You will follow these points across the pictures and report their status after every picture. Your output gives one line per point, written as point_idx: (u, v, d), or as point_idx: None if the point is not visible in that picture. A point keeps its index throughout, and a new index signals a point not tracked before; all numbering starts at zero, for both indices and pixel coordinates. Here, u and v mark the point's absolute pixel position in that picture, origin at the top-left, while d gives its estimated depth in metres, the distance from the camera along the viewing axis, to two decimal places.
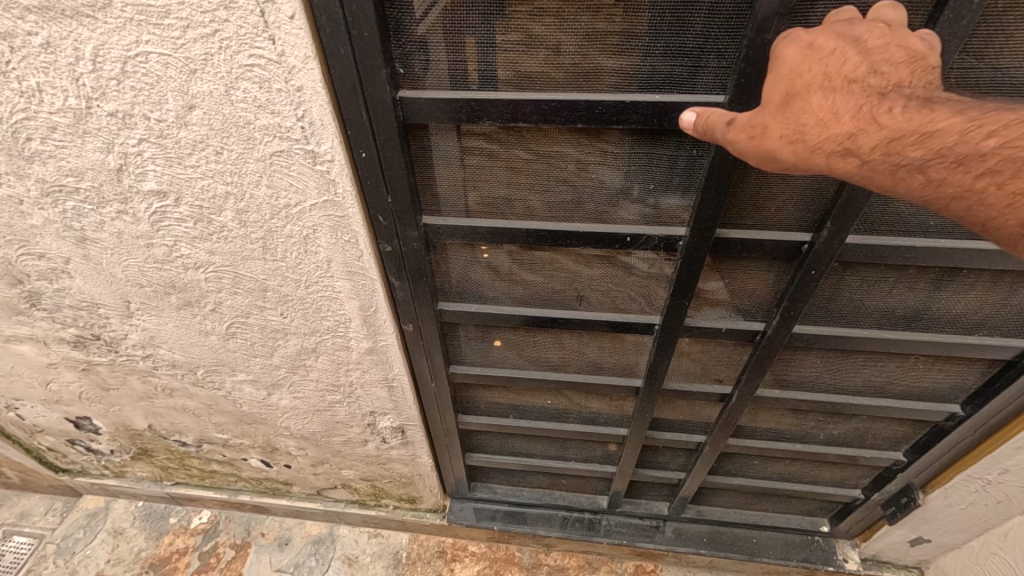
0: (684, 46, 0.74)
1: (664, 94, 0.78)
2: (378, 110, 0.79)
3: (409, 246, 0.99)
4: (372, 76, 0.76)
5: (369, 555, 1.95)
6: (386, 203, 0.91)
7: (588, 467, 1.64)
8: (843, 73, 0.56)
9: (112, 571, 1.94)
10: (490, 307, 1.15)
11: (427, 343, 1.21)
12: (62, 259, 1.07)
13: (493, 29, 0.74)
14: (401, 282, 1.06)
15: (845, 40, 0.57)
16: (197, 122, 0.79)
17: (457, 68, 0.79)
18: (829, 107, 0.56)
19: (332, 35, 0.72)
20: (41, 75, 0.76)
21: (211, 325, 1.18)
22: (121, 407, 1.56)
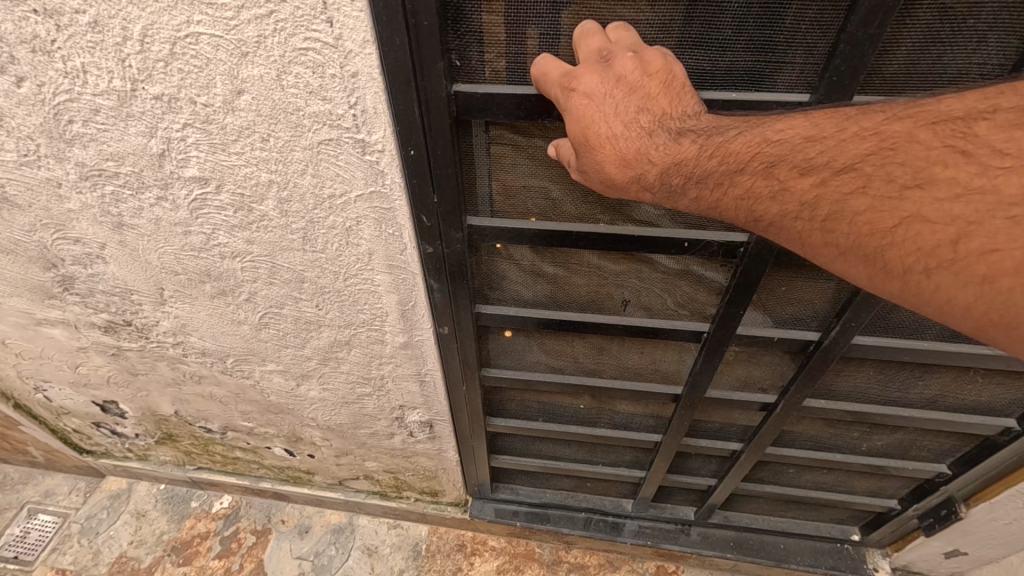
0: (769, 41, 0.70)
1: (741, 93, 0.74)
2: (432, 105, 0.75)
3: (451, 248, 0.95)
4: (429, 70, 0.71)
5: (389, 546, 1.95)
6: (432, 204, 0.87)
7: (616, 471, 1.61)
8: (619, 116, 0.63)
9: (135, 553, 1.96)
10: (529, 310, 1.13)
11: (461, 345, 1.17)
12: (98, 244, 1.06)
13: (558, 21, 0.70)
14: (439, 283, 1.02)
15: (609, 87, 0.64)
16: (244, 108, 0.76)
17: (517, 61, 0.74)
18: (623, 151, 0.63)
19: (387, 25, 0.66)
20: (87, 55, 0.74)
21: (245, 315, 1.16)
22: (149, 392, 1.55)
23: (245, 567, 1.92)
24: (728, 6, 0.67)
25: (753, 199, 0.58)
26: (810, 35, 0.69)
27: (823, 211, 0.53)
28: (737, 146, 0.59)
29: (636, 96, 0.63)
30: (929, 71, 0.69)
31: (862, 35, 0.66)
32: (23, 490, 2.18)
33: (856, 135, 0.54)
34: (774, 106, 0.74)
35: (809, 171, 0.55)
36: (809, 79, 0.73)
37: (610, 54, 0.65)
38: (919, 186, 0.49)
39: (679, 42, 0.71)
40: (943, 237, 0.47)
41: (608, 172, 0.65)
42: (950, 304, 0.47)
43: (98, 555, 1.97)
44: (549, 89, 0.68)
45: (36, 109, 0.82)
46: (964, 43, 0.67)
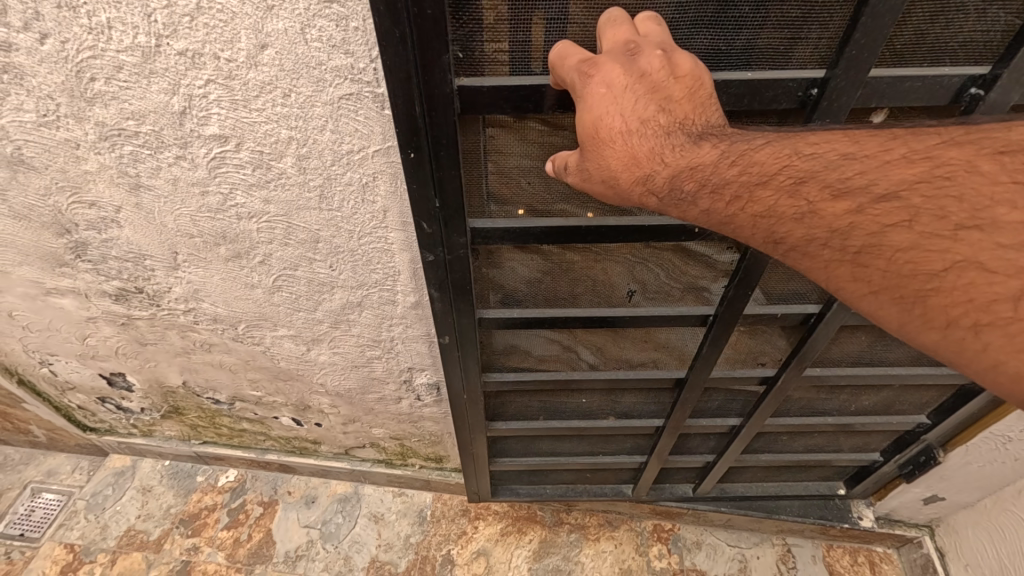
0: (787, 17, 0.74)
1: (758, 71, 0.78)
2: (436, 100, 0.75)
3: (454, 253, 0.99)
4: (432, 62, 0.71)
5: (395, 513, 2.00)
6: (433, 208, 0.90)
7: (617, 459, 1.68)
8: (638, 114, 0.66)
9: (143, 526, 1.99)
10: (533, 311, 1.17)
11: (465, 355, 1.22)
12: (113, 207, 1.08)
13: (567, 6, 0.72)
14: (441, 295, 1.07)
15: (631, 81, 0.65)
16: (267, 63, 0.79)
17: (520, 49, 0.76)
18: (635, 149, 0.66)
19: (386, 16, 0.66)
20: (113, 10, 0.76)
21: (258, 278, 1.20)
22: (157, 363, 1.58)
23: (253, 536, 1.96)
24: None
25: (777, 218, 0.59)
26: (825, 10, 0.73)
27: (857, 244, 0.54)
28: (763, 158, 0.61)
29: (657, 96, 0.66)
30: (937, 39, 0.75)
31: (881, 8, 0.69)
32: (26, 470, 2.20)
33: (904, 161, 0.56)
34: (790, 83, 0.79)
35: (846, 192, 0.56)
36: (823, 55, 0.78)
37: (637, 47, 0.66)
38: (972, 228, 0.50)
39: (698, 23, 0.74)
40: (1003, 291, 0.47)
41: (613, 166, 0.68)
42: (996, 364, 0.48)
43: (107, 529, 1.99)
44: (567, 73, 0.69)
45: (59, 66, 0.84)
46: (968, 13, 0.73)
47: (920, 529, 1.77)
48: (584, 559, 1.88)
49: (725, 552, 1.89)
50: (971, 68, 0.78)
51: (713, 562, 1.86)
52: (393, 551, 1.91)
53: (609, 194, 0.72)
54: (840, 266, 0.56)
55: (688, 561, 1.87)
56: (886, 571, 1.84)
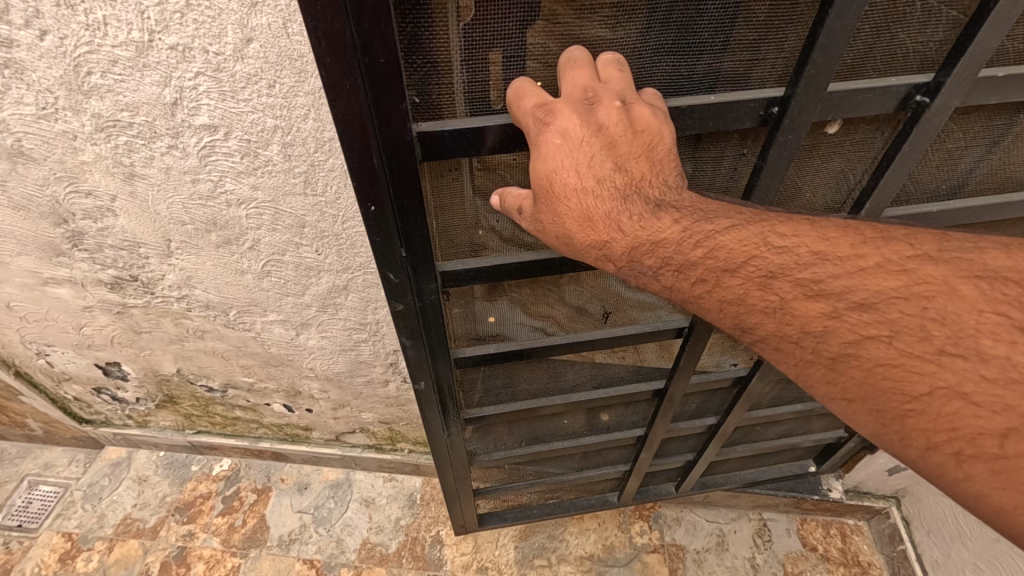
0: (744, 39, 0.66)
1: (720, 94, 0.70)
2: (395, 153, 0.64)
3: (425, 299, 0.88)
4: (391, 114, 0.60)
5: (385, 497, 2.07)
6: (400, 258, 0.78)
7: (601, 472, 1.64)
8: (593, 173, 0.64)
9: (139, 514, 2.04)
10: (511, 343, 1.12)
11: (440, 397, 1.13)
12: (109, 196, 1.14)
13: (525, 39, 0.63)
14: (411, 341, 0.95)
15: (586, 134, 0.63)
16: (253, 56, 0.85)
17: (479, 90, 0.66)
18: (590, 211, 0.65)
19: (333, 66, 0.54)
20: (109, 8, 0.82)
21: (248, 264, 1.26)
22: (152, 351, 1.63)
23: (248, 522, 2.01)
24: (707, 7, 0.63)
25: (748, 309, 0.61)
26: (782, 29, 0.66)
27: (833, 350, 0.56)
28: (731, 244, 0.62)
29: (614, 152, 0.64)
30: (885, 49, 0.68)
31: (839, 27, 0.61)
32: (23, 463, 2.24)
33: (879, 271, 0.56)
34: (751, 104, 0.70)
35: (820, 294, 0.57)
36: (782, 72, 0.70)
37: (597, 95, 0.62)
38: (955, 351, 0.50)
39: (658, 50, 0.66)
40: (989, 426, 0.48)
41: (564, 221, 0.66)
42: (978, 496, 0.48)
43: (104, 518, 2.04)
44: (521, 117, 0.64)
45: (57, 61, 0.90)
46: (912, 22, 0.66)
47: (887, 500, 1.87)
48: (569, 537, 1.94)
49: (704, 527, 1.96)
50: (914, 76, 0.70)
51: (692, 536, 1.94)
52: (384, 533, 1.98)
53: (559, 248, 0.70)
54: (812, 365, 0.58)
55: (668, 537, 1.94)
56: (856, 542, 1.93)
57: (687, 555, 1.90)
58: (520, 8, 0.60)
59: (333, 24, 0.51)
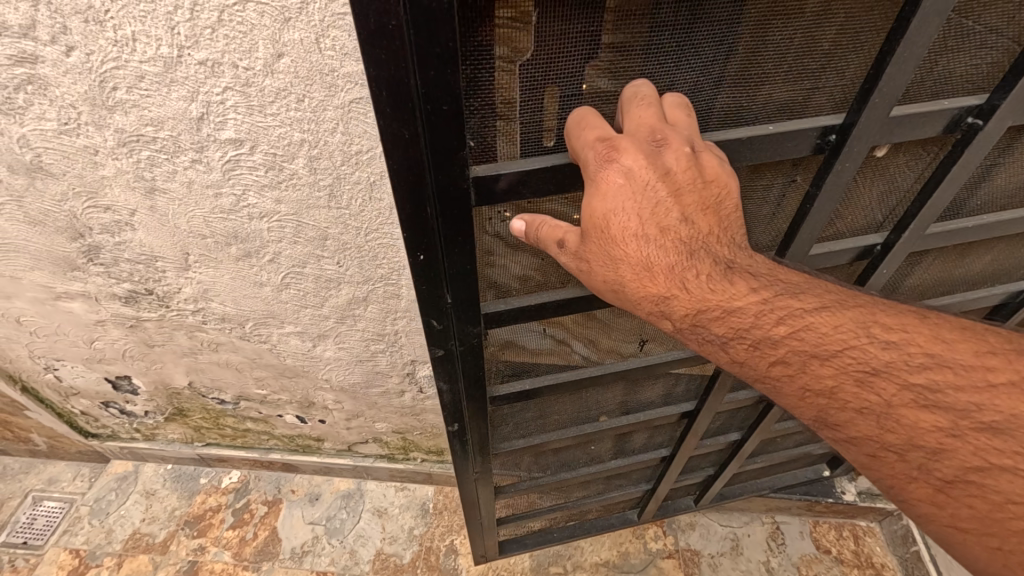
0: (805, 68, 0.66)
1: (779, 124, 0.70)
2: (448, 199, 0.63)
3: (467, 341, 0.88)
4: (449, 160, 0.59)
5: (398, 507, 2.05)
6: (445, 304, 0.78)
7: (624, 493, 1.65)
8: (656, 221, 0.65)
9: (148, 529, 2.02)
10: (547, 377, 1.11)
11: (475, 436, 1.13)
12: (128, 210, 1.12)
13: (588, 76, 0.63)
14: (449, 381, 0.96)
15: (652, 178, 0.62)
16: (283, 71, 0.85)
17: (532, 130, 0.65)
18: (650, 260, 0.65)
19: (394, 117, 0.54)
20: (138, 24, 0.81)
21: (268, 276, 1.25)
22: (163, 364, 1.61)
23: (259, 534, 1.99)
24: (773, 39, 0.63)
25: (843, 407, 0.61)
26: (843, 59, 0.66)
27: (948, 474, 0.56)
28: (827, 329, 0.63)
29: (676, 196, 0.64)
30: (938, 76, 0.68)
31: (906, 56, 0.61)
32: (27, 479, 2.21)
33: (1010, 390, 0.56)
34: (810, 132, 0.70)
35: (934, 405, 0.58)
36: (840, 100, 0.70)
37: (665, 138, 0.61)
38: None
39: (721, 81, 0.66)
40: None
41: (615, 257, 0.66)
42: None
43: (112, 534, 2.01)
44: (580, 151, 0.62)
45: (83, 77, 0.89)
46: (966, 48, 0.66)
47: None
48: (584, 544, 1.94)
49: (718, 531, 1.97)
50: (967, 98, 0.70)
51: (706, 541, 1.94)
52: (397, 543, 1.96)
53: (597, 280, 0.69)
54: (915, 482, 0.58)
55: (682, 542, 1.94)
56: (869, 543, 1.94)
57: (702, 560, 1.90)
58: (585, 46, 0.60)
59: (395, 72, 0.51)
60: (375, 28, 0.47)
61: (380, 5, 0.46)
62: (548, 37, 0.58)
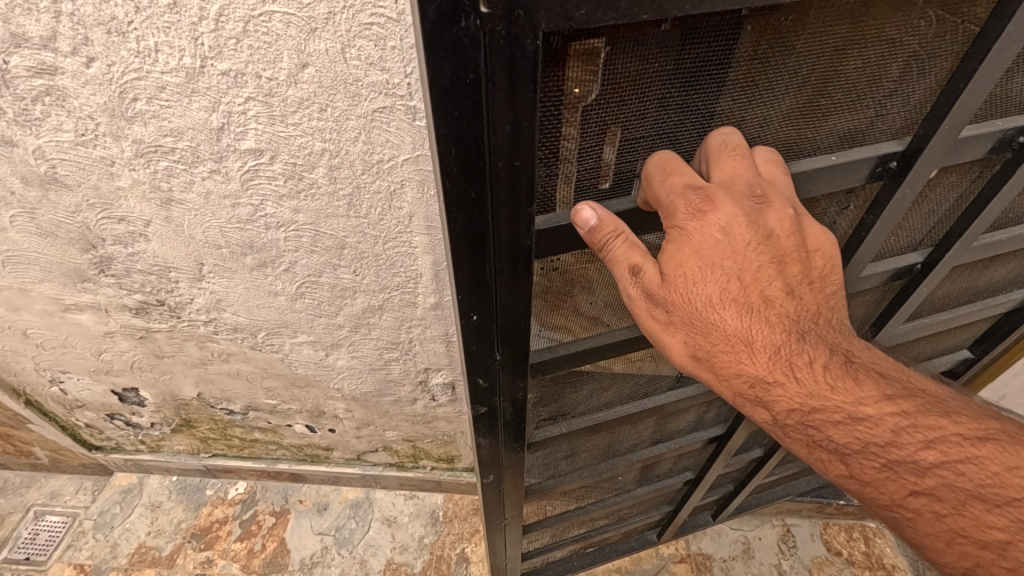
0: (872, 96, 0.67)
1: (841, 152, 0.71)
2: (505, 255, 0.64)
3: (511, 394, 0.90)
4: (511, 217, 0.59)
5: (407, 515, 2.04)
6: (493, 362, 0.81)
7: (645, 517, 1.68)
8: (759, 292, 0.65)
9: (154, 542, 1.99)
10: (581, 420, 1.13)
11: (509, 482, 1.15)
12: (143, 221, 1.11)
13: (660, 117, 0.62)
14: (490, 434, 0.98)
15: (754, 241, 0.62)
16: (307, 80, 0.85)
17: (588, 173, 0.64)
18: (751, 330, 0.65)
19: (460, 175, 0.54)
20: (161, 35, 0.81)
21: (282, 286, 1.24)
22: (172, 375, 1.60)
23: (267, 546, 1.97)
24: (845, 70, 0.64)
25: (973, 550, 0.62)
26: (906, 86, 0.67)
27: None
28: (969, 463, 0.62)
29: (777, 262, 0.65)
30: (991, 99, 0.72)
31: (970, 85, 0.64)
32: (28, 493, 2.17)
33: None
34: (873, 159, 0.72)
35: None
36: (899, 127, 0.72)
37: (765, 201, 0.62)
38: None
39: (791, 113, 0.66)
40: None
41: (709, 320, 0.64)
42: None
43: (117, 548, 1.98)
44: (665, 197, 0.61)
45: (103, 88, 0.88)
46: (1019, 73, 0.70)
47: None
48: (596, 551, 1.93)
49: (729, 535, 1.96)
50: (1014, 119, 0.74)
51: (717, 545, 1.94)
52: (408, 553, 1.95)
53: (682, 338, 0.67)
54: None
55: (694, 546, 1.94)
56: (880, 544, 1.95)
57: (714, 564, 1.90)
58: (660, 87, 0.59)
59: (467, 130, 0.50)
60: (450, 84, 0.47)
61: (459, 60, 0.45)
62: (622, 79, 0.57)
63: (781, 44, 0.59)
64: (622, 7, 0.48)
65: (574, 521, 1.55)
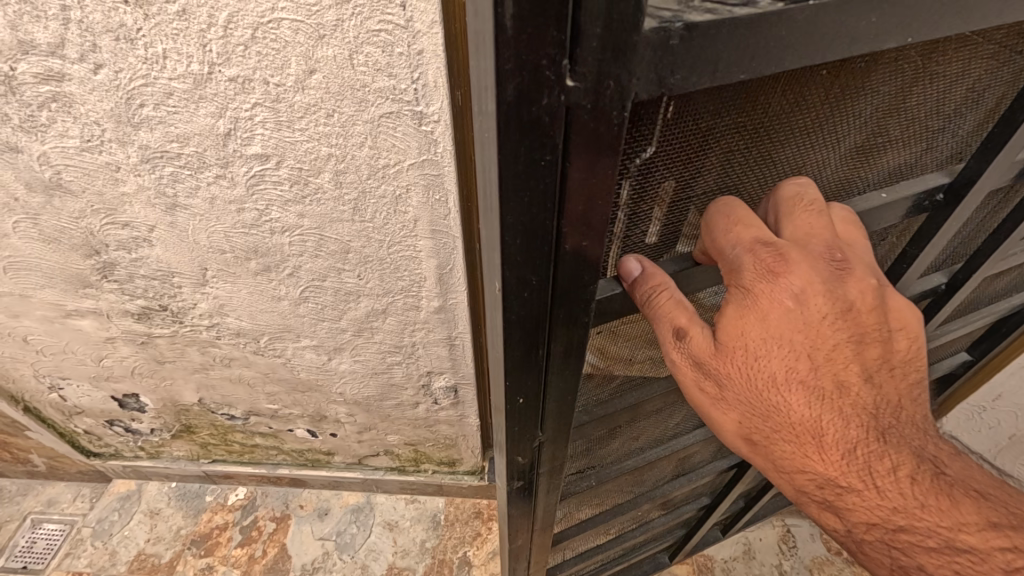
0: (928, 129, 0.68)
1: (890, 188, 0.74)
2: (560, 325, 0.64)
3: (550, 462, 0.97)
4: (570, 287, 0.59)
5: (409, 520, 2.03)
6: (537, 437, 0.87)
7: (660, 542, 1.74)
8: (829, 360, 0.65)
9: (154, 549, 1.97)
10: (606, 468, 1.20)
11: (540, 531, 1.22)
12: (147, 226, 1.11)
13: (723, 167, 0.61)
14: (527, 494, 1.05)
15: (825, 311, 0.63)
16: (314, 86, 0.85)
17: (638, 227, 0.63)
18: (818, 395, 0.65)
19: (524, 255, 0.53)
20: (170, 41, 0.81)
21: (286, 290, 1.24)
22: (173, 381, 1.59)
23: (268, 552, 1.96)
24: (908, 109, 0.63)
25: None
26: (958, 117, 0.68)
27: None
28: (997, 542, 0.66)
29: (851, 333, 0.65)
30: None
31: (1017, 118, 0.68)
32: (25, 501, 2.16)
33: None
34: (921, 192, 0.75)
35: None
36: (944, 157, 0.74)
37: (842, 271, 0.63)
38: None
39: (851, 151, 0.66)
40: None
41: (776, 387, 0.64)
42: None
43: (116, 555, 1.96)
44: (728, 247, 0.60)
45: (110, 94, 0.88)
46: None
47: None
48: None
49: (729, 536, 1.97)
50: None
51: (718, 546, 1.95)
52: (410, 557, 1.94)
53: (727, 401, 0.67)
54: None
55: None
56: None
57: (715, 565, 1.91)
58: (728, 139, 0.58)
59: (536, 212, 0.49)
60: (524, 168, 0.45)
61: (534, 143, 0.44)
62: (694, 137, 0.55)
63: (851, 92, 0.58)
64: (720, 67, 0.45)
65: (596, 557, 1.61)
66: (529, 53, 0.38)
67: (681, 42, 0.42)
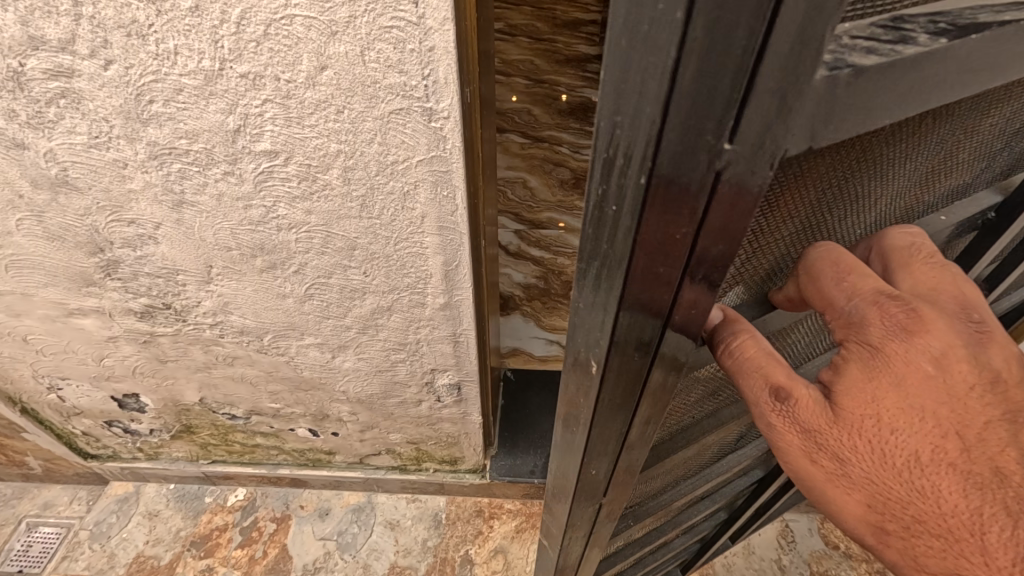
0: (988, 150, 0.69)
1: (948, 210, 0.75)
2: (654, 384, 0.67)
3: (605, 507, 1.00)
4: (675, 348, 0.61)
5: (410, 519, 2.03)
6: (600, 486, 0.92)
7: (681, 559, 1.75)
8: (980, 437, 0.55)
9: (153, 551, 1.95)
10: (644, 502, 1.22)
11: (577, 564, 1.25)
12: (152, 223, 1.11)
13: (818, 213, 0.59)
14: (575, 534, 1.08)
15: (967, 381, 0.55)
16: (325, 83, 0.86)
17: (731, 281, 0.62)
18: (971, 477, 0.54)
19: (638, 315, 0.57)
20: (181, 37, 0.82)
21: (291, 287, 1.25)
22: (175, 380, 1.59)
23: (269, 552, 1.95)
24: (980, 136, 0.64)
25: None
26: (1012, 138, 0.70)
27: None
28: None
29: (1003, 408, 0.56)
30: None
31: None
32: (20, 504, 2.13)
33: None
34: (975, 212, 0.77)
35: None
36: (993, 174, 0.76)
37: (976, 339, 0.56)
38: None
39: (925, 179, 0.66)
40: None
41: (910, 461, 0.55)
42: None
43: (114, 558, 1.94)
44: (842, 298, 0.54)
45: (119, 90, 0.89)
46: None
47: None
48: None
49: None
50: None
51: None
52: (411, 556, 1.94)
53: (847, 476, 0.58)
54: None
55: None
56: None
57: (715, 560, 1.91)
58: (831, 187, 0.56)
59: (658, 280, 0.52)
60: (657, 240, 0.48)
61: (671, 219, 0.46)
62: (804, 184, 0.52)
63: (942, 130, 0.58)
64: (871, 119, 0.44)
65: None
66: (696, 114, 0.39)
67: (848, 85, 0.40)
